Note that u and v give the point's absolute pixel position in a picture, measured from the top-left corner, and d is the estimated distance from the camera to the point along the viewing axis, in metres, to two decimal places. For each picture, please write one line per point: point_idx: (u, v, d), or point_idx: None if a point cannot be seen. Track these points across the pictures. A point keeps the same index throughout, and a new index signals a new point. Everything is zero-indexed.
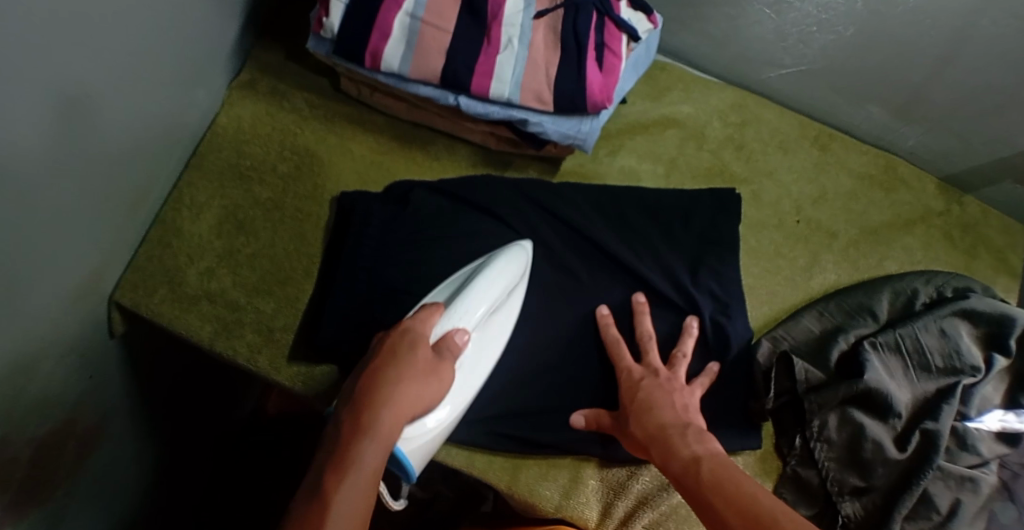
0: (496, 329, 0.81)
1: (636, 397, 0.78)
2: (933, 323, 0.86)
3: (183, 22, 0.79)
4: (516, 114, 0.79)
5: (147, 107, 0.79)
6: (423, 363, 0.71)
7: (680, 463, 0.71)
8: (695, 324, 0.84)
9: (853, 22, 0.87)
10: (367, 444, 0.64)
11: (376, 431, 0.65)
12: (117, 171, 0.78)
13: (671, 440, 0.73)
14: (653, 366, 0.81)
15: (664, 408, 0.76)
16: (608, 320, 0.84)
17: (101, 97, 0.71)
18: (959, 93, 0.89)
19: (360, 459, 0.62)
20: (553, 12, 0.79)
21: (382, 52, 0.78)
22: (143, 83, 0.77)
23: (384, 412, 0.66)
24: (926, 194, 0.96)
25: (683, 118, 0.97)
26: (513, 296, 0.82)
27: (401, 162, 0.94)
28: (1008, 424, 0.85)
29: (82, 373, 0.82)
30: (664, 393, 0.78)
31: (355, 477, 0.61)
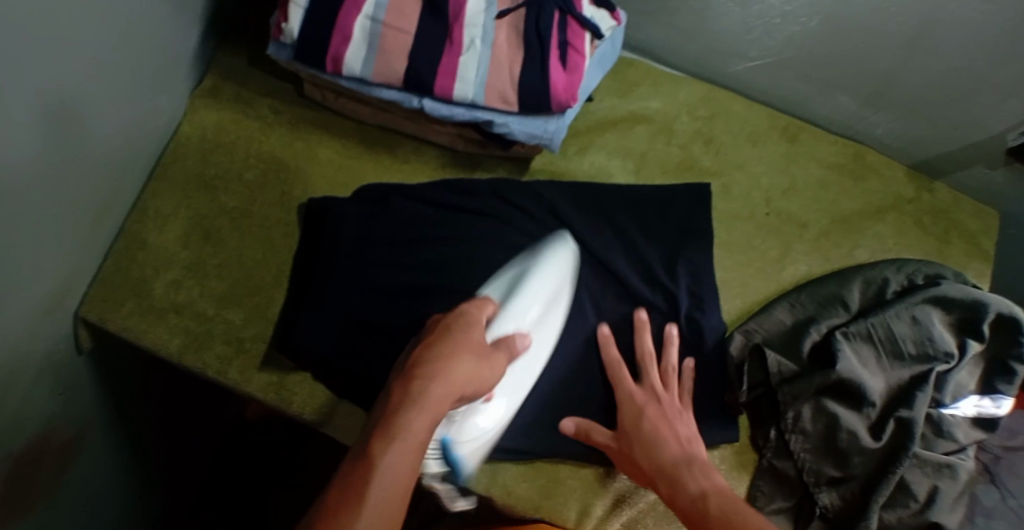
0: (549, 333, 0.82)
1: (641, 426, 0.78)
2: (905, 310, 0.86)
3: (135, 31, 0.78)
4: (481, 115, 0.78)
5: (106, 115, 0.77)
6: (476, 343, 0.68)
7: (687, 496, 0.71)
8: (675, 331, 0.84)
9: (817, 13, 0.85)
10: (413, 417, 0.59)
11: (424, 399, 0.61)
12: (78, 183, 0.76)
13: (677, 476, 0.73)
14: (654, 391, 0.81)
15: (666, 441, 0.77)
16: (609, 340, 0.84)
17: (48, 109, 0.68)
18: (925, 80, 0.89)
19: (405, 426, 0.59)
20: (515, 12, 0.78)
21: (344, 55, 0.77)
22: (98, 91, 0.75)
23: (432, 384, 0.62)
24: (896, 182, 0.96)
25: (652, 113, 0.97)
26: (561, 298, 0.83)
27: (369, 165, 0.92)
28: (984, 409, 0.86)
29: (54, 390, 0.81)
30: (668, 424, 0.78)
31: (401, 444, 0.58)
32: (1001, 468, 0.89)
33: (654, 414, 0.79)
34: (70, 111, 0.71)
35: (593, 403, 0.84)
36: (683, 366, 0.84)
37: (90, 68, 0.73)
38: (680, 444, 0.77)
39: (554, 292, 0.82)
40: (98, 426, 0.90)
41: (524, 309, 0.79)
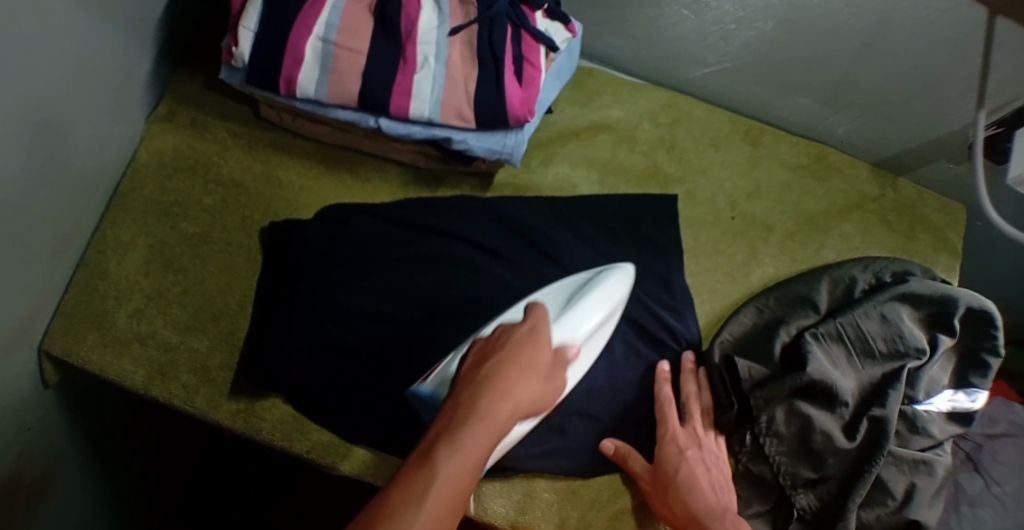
0: (592, 346, 0.81)
1: (680, 471, 0.79)
2: (874, 309, 0.86)
3: (81, 63, 0.76)
4: (438, 132, 0.78)
5: (56, 148, 0.76)
6: (540, 368, 0.71)
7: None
8: (691, 359, 0.86)
9: (771, 18, 0.85)
10: (483, 431, 0.61)
11: (492, 416, 0.63)
12: (29, 219, 0.75)
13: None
14: (698, 437, 0.82)
15: (704, 491, 0.78)
16: (666, 376, 0.84)
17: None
18: (883, 79, 0.89)
19: (471, 439, 0.60)
20: (468, 28, 0.77)
21: (297, 77, 0.76)
22: (46, 124, 0.74)
23: (501, 403, 0.64)
24: (859, 180, 0.96)
25: (614, 122, 0.96)
26: (610, 320, 0.82)
27: (330, 186, 0.91)
28: (958, 404, 0.86)
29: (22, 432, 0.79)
30: (704, 470, 0.80)
31: (466, 454, 0.59)
32: (984, 456, 0.89)
33: (695, 460, 0.80)
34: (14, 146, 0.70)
35: (566, 411, 0.84)
36: (702, 403, 0.85)
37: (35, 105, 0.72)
38: (716, 494, 0.78)
39: (606, 314, 0.81)
40: (70, 462, 0.89)
41: (577, 323, 0.79)
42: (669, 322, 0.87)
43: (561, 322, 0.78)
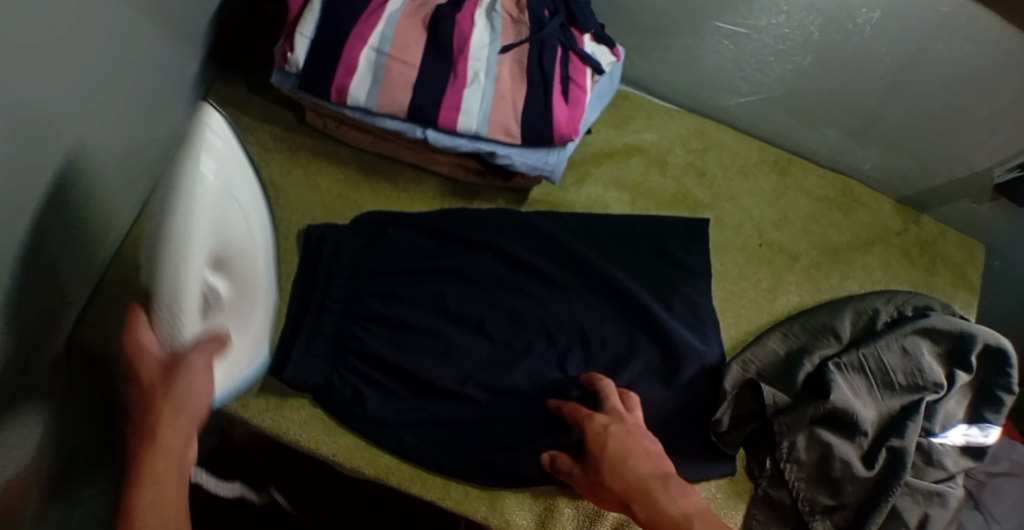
0: (221, 165, 0.62)
1: (604, 448, 0.73)
2: (895, 342, 0.88)
3: (137, 59, 0.78)
4: (484, 146, 0.79)
5: (108, 141, 0.77)
6: (164, 369, 0.59)
7: (643, 464, 0.72)
8: (728, 382, 0.86)
9: (809, 52, 0.87)
10: (173, 417, 0.57)
11: (159, 434, 0.57)
12: (79, 210, 0.75)
13: (651, 489, 0.69)
14: (629, 416, 0.77)
15: (639, 458, 0.72)
16: (604, 381, 0.81)
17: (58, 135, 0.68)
18: (912, 117, 0.91)
19: (155, 453, 0.56)
20: (519, 46, 0.79)
21: (349, 86, 0.78)
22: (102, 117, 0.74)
23: (167, 411, 0.57)
24: (882, 214, 0.98)
25: (647, 145, 0.98)
26: (216, 151, 0.62)
27: (367, 194, 0.93)
28: (972, 438, 0.88)
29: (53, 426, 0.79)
30: (633, 440, 0.74)
31: (152, 467, 0.56)
32: (985, 493, 0.90)
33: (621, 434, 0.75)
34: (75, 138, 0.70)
35: None
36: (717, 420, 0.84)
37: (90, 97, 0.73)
38: (638, 433, 0.75)
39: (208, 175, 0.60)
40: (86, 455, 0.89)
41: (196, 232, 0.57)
42: (697, 346, 0.88)
43: (190, 242, 0.57)
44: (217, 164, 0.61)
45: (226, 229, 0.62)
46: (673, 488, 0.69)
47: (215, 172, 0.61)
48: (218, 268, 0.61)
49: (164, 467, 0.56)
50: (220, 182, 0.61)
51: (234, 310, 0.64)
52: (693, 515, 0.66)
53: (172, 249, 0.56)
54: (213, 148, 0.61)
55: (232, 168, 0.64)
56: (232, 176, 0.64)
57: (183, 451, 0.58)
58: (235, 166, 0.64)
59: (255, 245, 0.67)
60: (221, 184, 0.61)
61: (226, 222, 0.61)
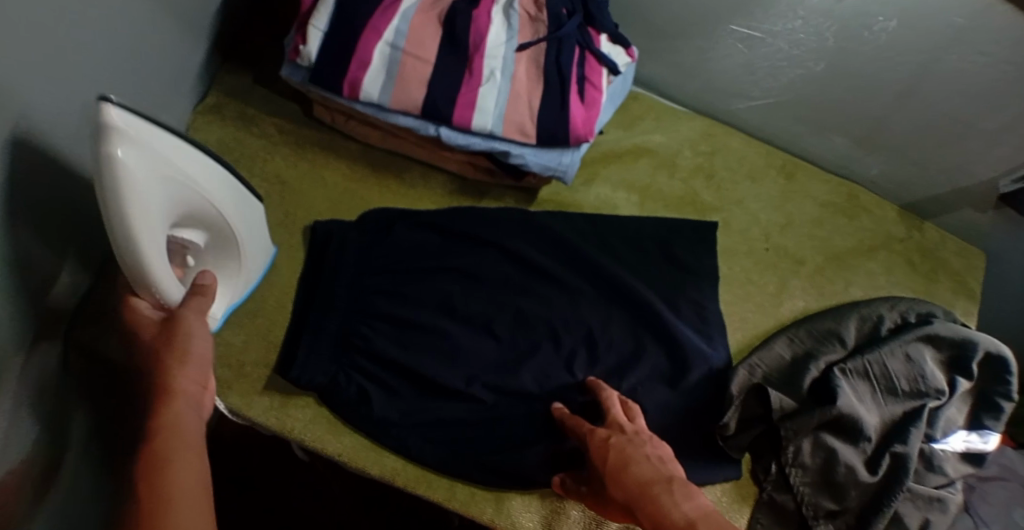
0: (146, 174, 0.60)
1: (607, 458, 0.72)
2: (899, 347, 0.89)
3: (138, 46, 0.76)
4: (497, 145, 0.78)
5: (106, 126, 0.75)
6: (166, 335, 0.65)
7: (647, 469, 0.70)
8: (736, 387, 0.86)
9: (823, 59, 0.87)
10: (183, 361, 0.63)
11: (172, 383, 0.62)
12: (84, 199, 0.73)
13: (655, 494, 0.66)
14: (633, 427, 0.76)
15: (641, 464, 0.70)
16: (610, 393, 0.80)
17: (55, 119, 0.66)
18: (920, 126, 0.92)
19: (169, 392, 0.61)
20: (536, 45, 0.78)
21: (362, 81, 0.76)
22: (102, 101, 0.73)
23: (175, 360, 0.63)
24: (886, 221, 0.99)
25: (655, 147, 0.98)
26: (139, 164, 0.59)
27: (374, 190, 0.91)
28: (972, 444, 0.89)
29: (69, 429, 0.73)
30: (636, 447, 0.72)
31: (171, 405, 0.60)
32: (975, 497, 0.91)
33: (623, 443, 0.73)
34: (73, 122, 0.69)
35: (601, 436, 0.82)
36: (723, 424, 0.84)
37: (92, 84, 0.71)
38: (642, 442, 0.74)
39: (141, 206, 0.60)
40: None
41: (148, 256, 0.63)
42: (703, 349, 0.88)
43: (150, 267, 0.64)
44: (136, 168, 0.59)
45: (170, 195, 0.64)
46: (675, 491, 0.66)
47: (145, 169, 0.60)
48: (180, 216, 0.68)
49: (183, 406, 0.61)
50: (153, 172, 0.61)
51: (220, 244, 0.75)
52: (698, 520, 0.63)
53: (131, 262, 0.63)
54: (130, 152, 0.58)
55: (158, 163, 0.62)
56: (162, 158, 0.62)
57: (193, 392, 0.62)
58: (164, 142, 0.62)
59: (213, 192, 0.70)
60: (155, 192, 0.62)
61: (173, 189, 0.64)
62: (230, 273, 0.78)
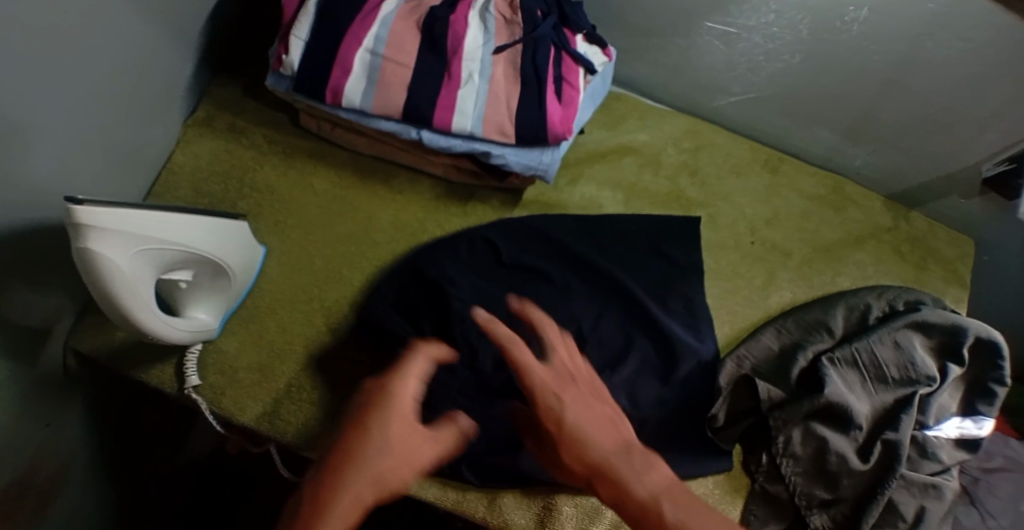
0: (116, 242, 0.66)
1: (553, 414, 0.69)
2: (888, 335, 0.89)
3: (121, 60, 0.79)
4: (478, 146, 0.80)
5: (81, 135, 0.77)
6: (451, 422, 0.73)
7: (601, 435, 0.67)
8: (723, 380, 0.87)
9: (799, 51, 0.89)
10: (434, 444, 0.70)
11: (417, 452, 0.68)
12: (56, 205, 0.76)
13: (613, 463, 0.66)
14: (576, 376, 0.72)
15: (590, 426, 0.67)
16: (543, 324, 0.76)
17: (17, 123, 0.69)
18: (899, 115, 0.93)
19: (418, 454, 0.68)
20: (513, 47, 0.80)
21: (344, 88, 0.79)
22: (72, 108, 0.75)
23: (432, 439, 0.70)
24: (874, 211, 0.99)
25: (639, 146, 0.99)
26: (108, 233, 0.65)
27: (362, 195, 0.93)
28: (966, 430, 0.88)
29: (48, 443, 0.83)
30: (585, 405, 0.69)
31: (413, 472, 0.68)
32: (980, 490, 0.91)
33: (574, 402, 0.69)
34: (37, 129, 0.71)
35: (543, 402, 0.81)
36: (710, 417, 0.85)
37: (70, 96, 0.74)
38: (586, 398, 0.70)
39: (114, 268, 0.66)
40: (76, 468, 0.88)
41: (134, 305, 0.69)
42: (690, 343, 0.88)
43: (138, 314, 0.70)
44: (100, 237, 0.65)
45: (153, 261, 0.70)
46: (636, 463, 0.66)
47: (118, 254, 0.66)
48: (167, 271, 0.74)
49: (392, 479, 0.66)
50: (129, 252, 0.67)
51: (214, 281, 0.79)
52: (662, 494, 0.64)
53: (116, 313, 0.69)
54: (106, 247, 0.65)
55: (128, 231, 0.67)
56: (139, 239, 0.68)
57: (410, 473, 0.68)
58: (139, 222, 0.68)
59: (200, 247, 0.74)
60: (130, 254, 0.67)
61: (154, 256, 0.70)
62: (222, 305, 0.82)
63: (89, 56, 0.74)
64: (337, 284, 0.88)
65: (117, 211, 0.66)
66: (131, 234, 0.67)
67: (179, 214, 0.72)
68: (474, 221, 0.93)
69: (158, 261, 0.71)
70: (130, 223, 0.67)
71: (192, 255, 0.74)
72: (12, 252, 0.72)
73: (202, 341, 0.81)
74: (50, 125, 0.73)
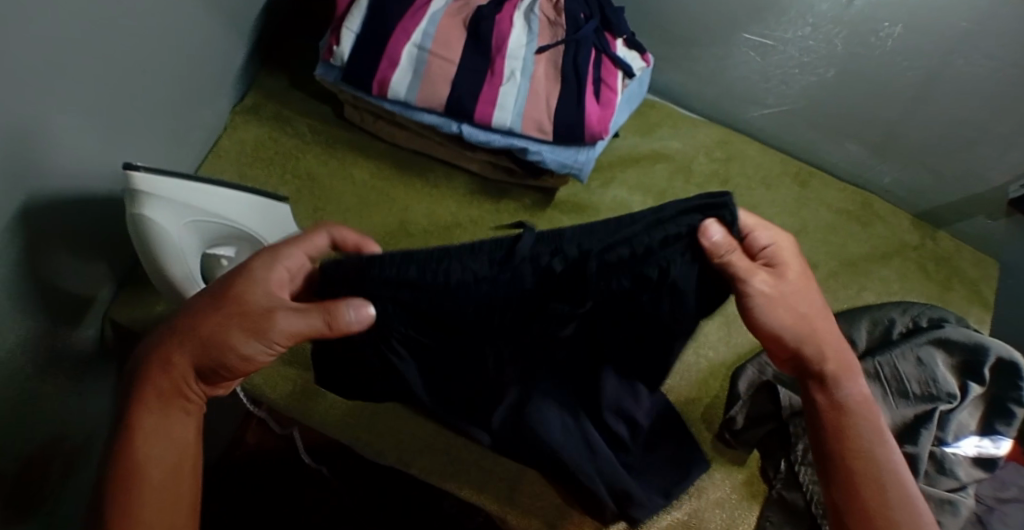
0: (157, 206, 0.70)
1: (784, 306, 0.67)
2: (911, 351, 0.89)
3: (180, 43, 0.83)
4: (517, 142, 0.83)
5: (137, 112, 0.81)
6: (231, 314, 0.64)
7: (830, 335, 0.70)
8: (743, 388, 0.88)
9: (832, 65, 0.91)
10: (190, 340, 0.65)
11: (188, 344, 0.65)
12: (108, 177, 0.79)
13: (830, 364, 0.70)
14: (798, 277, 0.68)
15: (816, 321, 0.69)
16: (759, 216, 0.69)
17: (81, 94, 0.73)
18: (928, 133, 0.94)
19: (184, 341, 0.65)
20: (555, 48, 0.83)
21: (390, 79, 0.82)
22: (130, 86, 0.78)
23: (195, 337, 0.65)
24: (901, 229, 1.00)
25: (671, 153, 1.01)
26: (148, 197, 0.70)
27: (400, 188, 0.95)
28: (984, 449, 0.88)
29: (80, 409, 0.86)
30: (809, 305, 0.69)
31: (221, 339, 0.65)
32: (993, 519, 0.88)
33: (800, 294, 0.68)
34: (98, 103, 0.75)
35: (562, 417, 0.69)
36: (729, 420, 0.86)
37: (129, 73, 0.78)
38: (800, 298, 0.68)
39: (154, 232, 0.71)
40: (103, 439, 0.91)
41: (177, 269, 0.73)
42: None
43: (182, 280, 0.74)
44: (140, 200, 0.70)
45: (194, 231, 0.74)
46: (836, 372, 0.70)
47: (158, 219, 0.70)
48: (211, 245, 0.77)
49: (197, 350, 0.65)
50: (170, 218, 0.71)
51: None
52: (858, 400, 0.70)
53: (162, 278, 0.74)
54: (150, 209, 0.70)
55: (169, 196, 0.71)
56: (179, 207, 0.71)
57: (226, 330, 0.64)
58: (181, 191, 0.71)
59: (240, 222, 0.77)
60: (172, 219, 0.71)
61: (197, 227, 0.74)
62: None
63: (149, 34, 0.78)
64: None
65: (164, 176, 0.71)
66: (172, 199, 0.71)
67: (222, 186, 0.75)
68: (506, 217, 0.95)
69: (201, 231, 0.74)
70: (171, 189, 0.71)
71: (235, 227, 0.77)
72: (65, 219, 0.76)
73: None
74: (110, 99, 0.76)
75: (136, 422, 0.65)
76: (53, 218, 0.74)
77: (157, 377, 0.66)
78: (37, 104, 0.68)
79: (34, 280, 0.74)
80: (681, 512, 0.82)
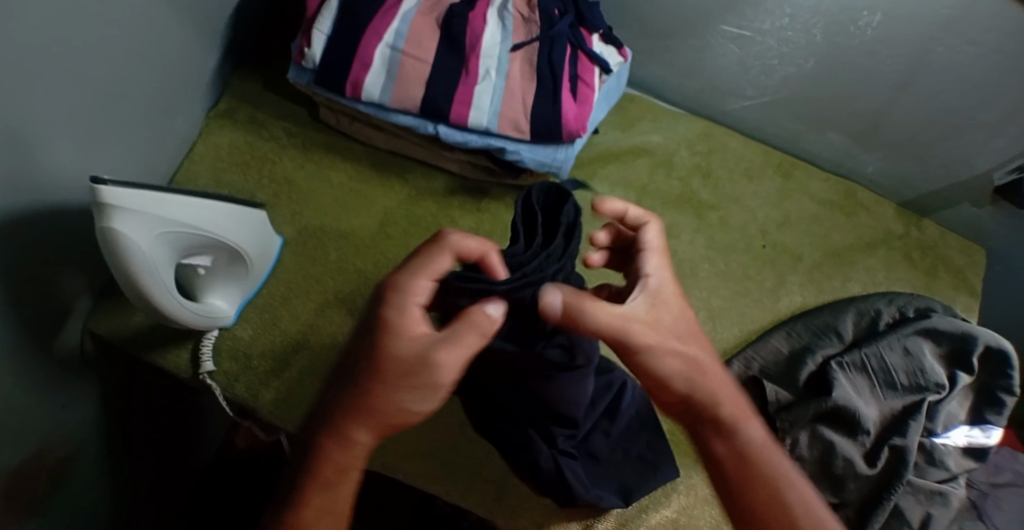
0: (126, 220, 0.69)
1: (662, 344, 0.64)
2: (897, 341, 0.88)
3: (149, 49, 0.81)
4: (494, 141, 0.82)
5: (108, 121, 0.79)
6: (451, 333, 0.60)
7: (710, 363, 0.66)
8: None
9: (812, 55, 0.90)
10: (420, 378, 0.59)
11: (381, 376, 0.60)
12: (79, 188, 0.78)
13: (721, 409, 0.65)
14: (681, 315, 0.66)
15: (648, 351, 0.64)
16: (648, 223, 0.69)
17: (50, 106, 0.71)
18: (910, 121, 0.93)
19: (388, 366, 0.60)
20: (529, 45, 0.82)
21: (364, 81, 0.81)
22: (101, 96, 0.77)
23: (397, 371, 0.60)
24: (885, 218, 0.99)
25: (653, 147, 1.00)
26: (116, 209, 0.68)
27: (378, 189, 0.94)
28: (974, 439, 0.86)
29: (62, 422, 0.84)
30: (681, 338, 0.65)
31: (392, 379, 0.60)
32: (987, 504, 0.87)
33: (669, 328, 0.65)
34: (67, 114, 0.74)
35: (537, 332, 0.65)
36: None
37: (99, 81, 0.76)
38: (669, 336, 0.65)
39: (123, 245, 0.70)
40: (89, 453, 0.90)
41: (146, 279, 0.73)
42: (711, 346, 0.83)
43: (152, 289, 0.73)
44: (108, 213, 0.68)
45: (165, 242, 0.73)
46: (734, 415, 0.65)
47: (129, 231, 0.69)
48: (186, 255, 0.77)
49: (382, 388, 0.60)
50: (141, 230, 0.70)
51: (231, 266, 0.81)
52: (754, 450, 0.64)
53: (132, 288, 0.73)
54: (125, 226, 0.69)
55: (138, 209, 0.69)
56: (149, 218, 0.70)
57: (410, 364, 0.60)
58: (152, 202, 0.70)
59: (211, 230, 0.76)
60: (142, 232, 0.70)
61: (173, 238, 0.74)
62: (238, 291, 0.84)
63: (119, 42, 0.77)
64: (347, 272, 0.89)
65: (131, 189, 0.69)
66: (139, 212, 0.70)
67: (190, 196, 0.74)
68: (486, 218, 0.93)
69: (171, 240, 0.73)
70: (138, 201, 0.69)
71: (206, 233, 0.76)
72: (38, 234, 0.75)
73: (217, 326, 0.83)
74: (80, 109, 0.75)
75: (305, 502, 0.60)
76: (26, 232, 0.73)
77: (336, 454, 0.61)
78: (2, 117, 0.66)
79: (8, 294, 0.73)
80: (670, 511, 0.81)
